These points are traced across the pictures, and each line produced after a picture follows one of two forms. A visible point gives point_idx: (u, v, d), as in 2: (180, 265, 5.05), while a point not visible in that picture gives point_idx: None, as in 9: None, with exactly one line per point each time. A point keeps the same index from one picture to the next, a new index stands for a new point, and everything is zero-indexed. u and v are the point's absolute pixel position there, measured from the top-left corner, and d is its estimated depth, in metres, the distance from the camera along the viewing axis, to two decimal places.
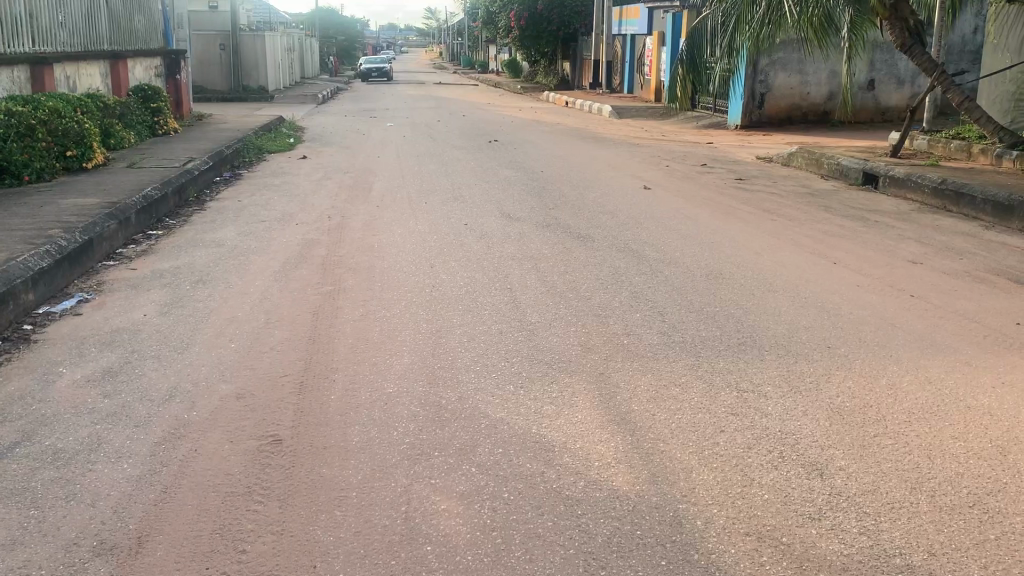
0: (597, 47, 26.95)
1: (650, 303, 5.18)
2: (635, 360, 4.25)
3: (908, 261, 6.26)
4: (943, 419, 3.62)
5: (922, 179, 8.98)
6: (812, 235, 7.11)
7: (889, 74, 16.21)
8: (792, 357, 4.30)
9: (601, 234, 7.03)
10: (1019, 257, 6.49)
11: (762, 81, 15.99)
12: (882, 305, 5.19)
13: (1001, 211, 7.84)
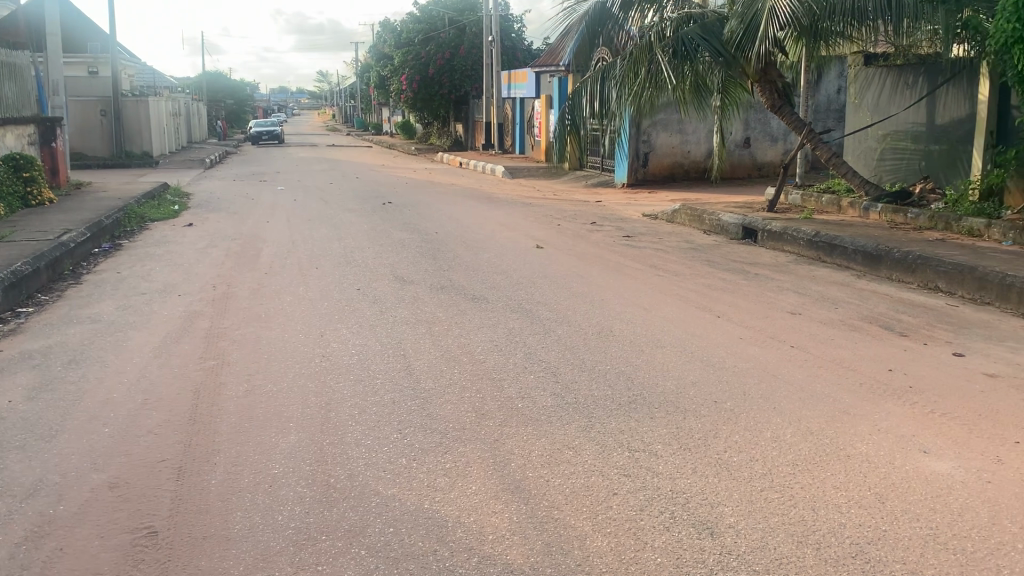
0: (487, 109, 27.49)
1: (543, 364, 5.19)
2: (529, 424, 4.23)
3: (787, 312, 6.51)
4: (825, 469, 3.73)
5: (797, 232, 9.42)
6: (698, 289, 7.33)
7: (763, 133, 17.10)
8: (682, 414, 4.36)
9: (496, 295, 7.05)
10: (890, 305, 6.84)
11: (645, 141, 16.58)
12: (764, 356, 5.36)
13: (872, 260, 8.28)
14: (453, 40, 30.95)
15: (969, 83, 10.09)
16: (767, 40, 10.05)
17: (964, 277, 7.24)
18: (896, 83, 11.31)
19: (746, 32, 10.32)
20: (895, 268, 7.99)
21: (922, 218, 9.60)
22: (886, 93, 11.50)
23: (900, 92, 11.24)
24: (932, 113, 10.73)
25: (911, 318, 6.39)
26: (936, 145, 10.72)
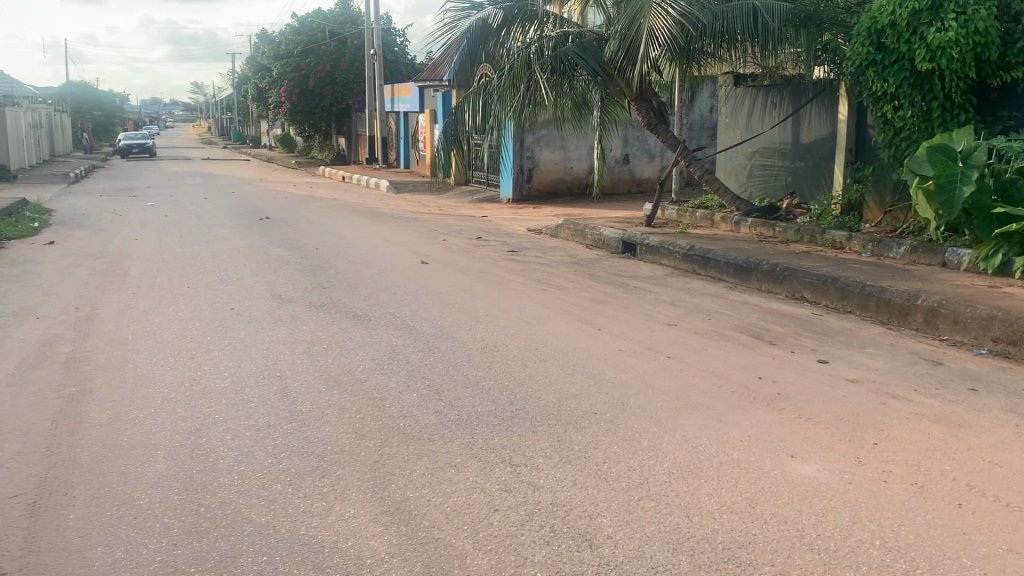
0: (370, 123, 27.24)
1: (425, 382, 5.14)
2: (410, 444, 4.17)
3: (665, 324, 6.69)
4: (700, 476, 3.84)
5: (673, 246, 9.73)
6: (580, 303, 7.44)
7: (641, 150, 17.60)
8: (563, 427, 4.40)
9: (377, 312, 6.96)
10: (759, 315, 7.14)
11: (529, 157, 16.79)
12: (642, 367, 5.48)
13: (743, 273, 8.62)
14: (334, 53, 30.53)
15: (828, 106, 10.64)
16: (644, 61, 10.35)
17: (827, 287, 7.64)
18: (763, 103, 11.86)
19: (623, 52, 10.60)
20: (764, 279, 8.35)
21: (788, 232, 10.08)
22: (755, 113, 12.05)
23: (768, 112, 11.80)
24: (797, 133, 11.28)
25: (779, 327, 6.68)
26: (801, 162, 11.27)
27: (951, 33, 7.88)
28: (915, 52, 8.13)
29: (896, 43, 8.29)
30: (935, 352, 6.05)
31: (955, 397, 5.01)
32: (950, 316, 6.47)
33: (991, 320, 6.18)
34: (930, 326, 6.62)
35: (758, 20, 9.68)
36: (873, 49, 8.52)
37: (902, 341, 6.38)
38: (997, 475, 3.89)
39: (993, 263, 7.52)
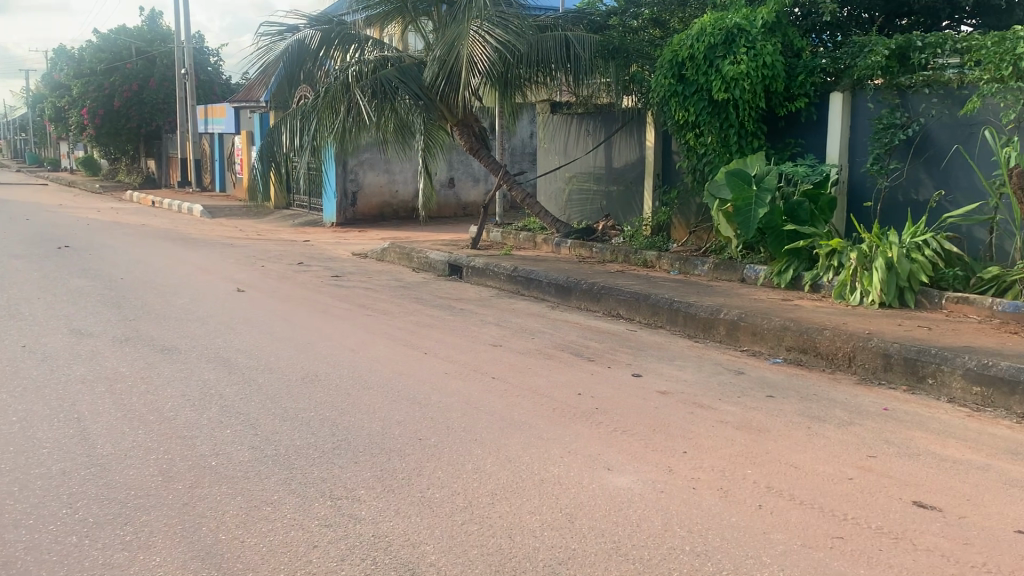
0: (182, 145, 26.01)
1: (241, 416, 4.93)
2: (224, 483, 3.97)
3: (488, 345, 6.77)
4: (522, 495, 3.89)
5: (497, 268, 9.90)
6: (404, 327, 7.40)
7: (465, 173, 17.81)
8: (385, 455, 4.34)
9: (190, 344, 6.60)
10: (579, 333, 7.38)
11: (353, 180, 16.60)
12: (466, 390, 5.51)
13: (564, 292, 8.89)
14: (141, 72, 28.97)
15: (637, 133, 11.19)
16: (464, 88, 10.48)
17: (640, 304, 8.00)
18: (579, 128, 12.32)
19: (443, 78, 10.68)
20: (583, 298, 8.64)
21: (605, 252, 10.50)
22: (572, 139, 12.52)
23: (583, 137, 12.27)
24: (609, 158, 11.79)
25: (597, 344, 6.93)
26: (614, 186, 11.79)
27: (743, 66, 8.48)
28: (712, 83, 8.73)
29: (696, 74, 8.87)
30: (737, 362, 6.48)
31: (754, 404, 5.37)
32: (750, 328, 6.95)
33: (785, 331, 6.69)
34: (732, 338, 7.09)
35: (570, 51, 10.15)
36: (674, 80, 9.11)
37: (709, 353, 6.78)
38: (792, 476, 4.20)
39: (785, 277, 8.25)
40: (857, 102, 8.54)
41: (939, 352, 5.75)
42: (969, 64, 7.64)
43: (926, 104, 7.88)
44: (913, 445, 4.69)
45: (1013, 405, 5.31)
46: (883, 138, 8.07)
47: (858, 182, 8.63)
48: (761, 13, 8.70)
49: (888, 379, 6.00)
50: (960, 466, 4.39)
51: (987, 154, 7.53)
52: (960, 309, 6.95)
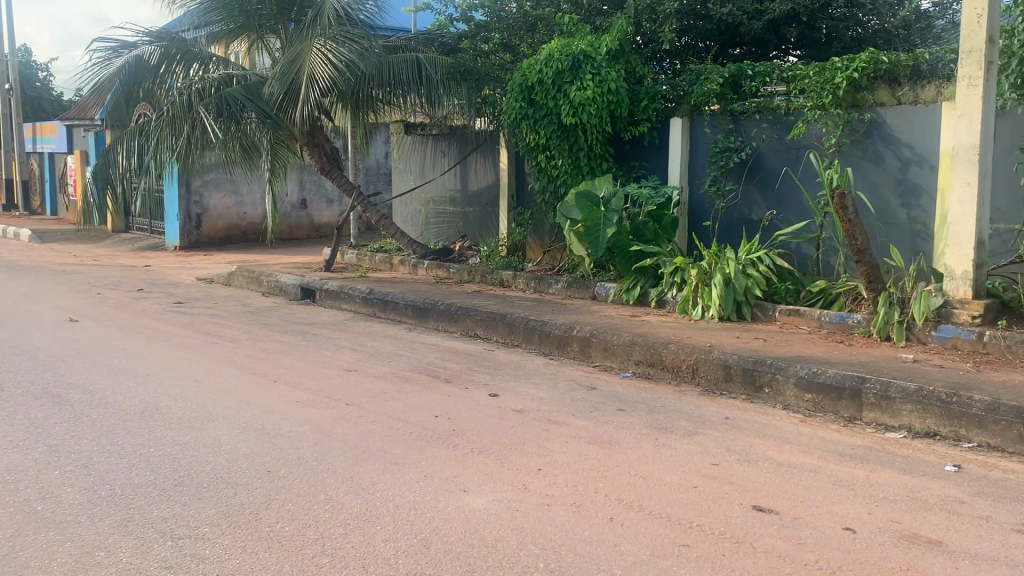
0: (7, 166, 24.22)
1: (72, 456, 4.60)
2: (51, 529, 3.69)
3: (342, 370, 6.64)
4: (375, 523, 3.82)
5: (351, 291, 9.76)
6: (254, 354, 7.15)
7: (317, 194, 17.48)
8: (232, 490, 4.16)
9: (14, 380, 6.12)
10: (435, 354, 7.36)
11: (197, 202, 15.97)
12: (318, 417, 5.37)
13: (420, 314, 8.86)
14: None
15: (491, 155, 11.34)
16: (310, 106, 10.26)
17: (496, 324, 8.08)
18: (434, 150, 12.37)
19: (286, 96, 10.46)
20: (440, 319, 8.64)
21: (462, 273, 10.54)
22: (426, 160, 12.56)
23: (439, 159, 12.31)
24: (465, 179, 11.88)
25: (453, 365, 6.93)
26: (470, 208, 11.88)
27: (589, 91, 8.76)
28: (561, 108, 8.99)
29: (545, 98, 9.09)
30: (590, 378, 6.64)
31: (605, 418, 5.51)
32: (601, 345, 7.15)
33: (633, 346, 6.93)
34: (586, 354, 7.27)
35: (423, 72, 10.12)
36: (525, 104, 9.30)
37: (563, 369, 6.91)
38: (641, 487, 4.33)
39: (633, 294, 8.55)
40: (695, 126, 9.00)
41: (774, 362, 6.12)
42: (793, 91, 8.10)
43: (757, 129, 8.43)
44: (753, 452, 4.95)
45: (840, 409, 5.71)
46: (720, 161, 8.61)
47: (698, 203, 9.09)
48: (605, 41, 9.00)
49: (728, 389, 6.32)
50: (793, 469, 4.67)
51: (811, 175, 8.10)
52: (792, 321, 7.41)
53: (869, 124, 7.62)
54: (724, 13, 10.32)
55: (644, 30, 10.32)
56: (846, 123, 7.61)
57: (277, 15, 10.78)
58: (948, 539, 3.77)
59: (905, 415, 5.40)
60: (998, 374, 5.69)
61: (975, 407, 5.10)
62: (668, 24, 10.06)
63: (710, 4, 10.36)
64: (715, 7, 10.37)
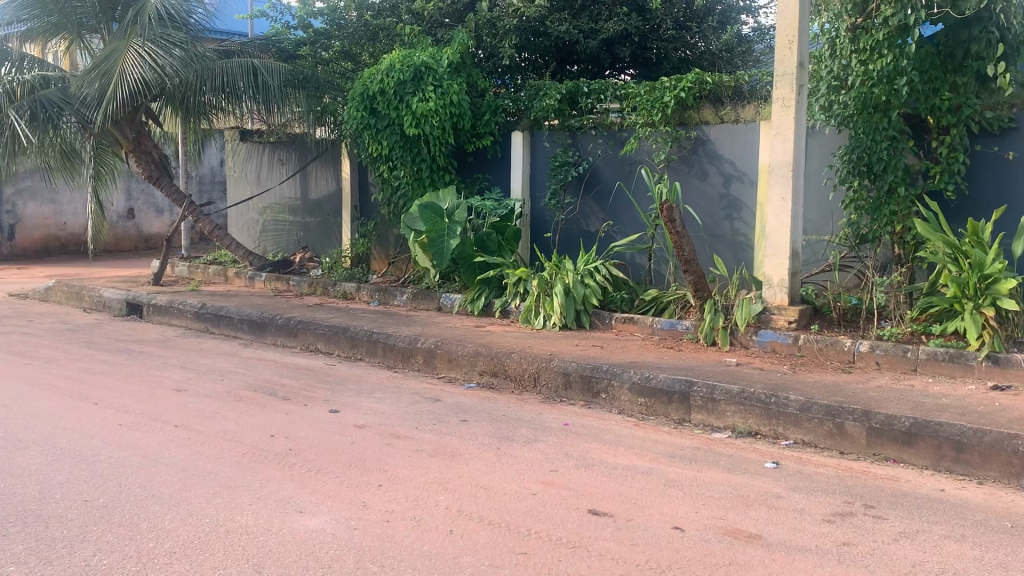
0: None
1: None
2: None
3: (171, 390, 6.31)
4: (203, 550, 3.65)
5: (183, 305, 9.31)
6: (72, 375, 6.67)
7: (146, 203, 16.58)
8: (43, 523, 3.86)
9: None
10: (273, 370, 7.13)
11: (9, 212, 14.77)
12: (142, 441, 5.08)
13: (257, 328, 8.57)
14: None
15: (332, 164, 11.15)
16: (118, 101, 9.47)
17: (338, 337, 7.93)
18: (271, 158, 12.02)
19: (95, 95, 9.51)
20: (279, 333, 8.39)
21: (302, 285, 10.29)
22: (263, 170, 12.20)
23: (277, 167, 11.98)
24: (305, 189, 11.61)
25: (292, 381, 6.73)
26: (311, 218, 11.61)
27: (431, 103, 8.77)
28: (403, 118, 8.92)
29: (387, 109, 9.00)
30: (434, 390, 6.62)
31: (447, 430, 5.52)
32: (445, 356, 7.16)
33: (477, 356, 6.98)
34: (429, 366, 7.26)
35: (258, 78, 9.79)
36: (366, 114, 9.13)
37: (406, 382, 6.87)
38: (481, 497, 4.36)
39: (477, 305, 8.61)
40: (535, 140, 9.21)
41: (609, 369, 6.33)
42: (627, 108, 8.42)
43: (593, 144, 8.73)
44: (590, 457, 5.09)
45: (671, 412, 5.98)
46: (559, 174, 8.86)
47: (539, 215, 9.30)
48: (447, 53, 9.02)
49: (567, 396, 6.47)
50: (628, 472, 4.84)
51: (643, 189, 8.47)
52: (627, 328, 7.69)
53: (695, 141, 8.06)
54: (561, 32, 10.63)
55: (484, 44, 10.51)
56: (674, 139, 8.02)
57: (99, 14, 10.14)
58: (767, 532, 4.02)
59: (729, 416, 5.71)
60: (811, 374, 6.14)
61: (791, 406, 5.47)
62: (508, 39, 10.33)
63: (548, 22, 10.64)
64: (553, 25, 10.65)
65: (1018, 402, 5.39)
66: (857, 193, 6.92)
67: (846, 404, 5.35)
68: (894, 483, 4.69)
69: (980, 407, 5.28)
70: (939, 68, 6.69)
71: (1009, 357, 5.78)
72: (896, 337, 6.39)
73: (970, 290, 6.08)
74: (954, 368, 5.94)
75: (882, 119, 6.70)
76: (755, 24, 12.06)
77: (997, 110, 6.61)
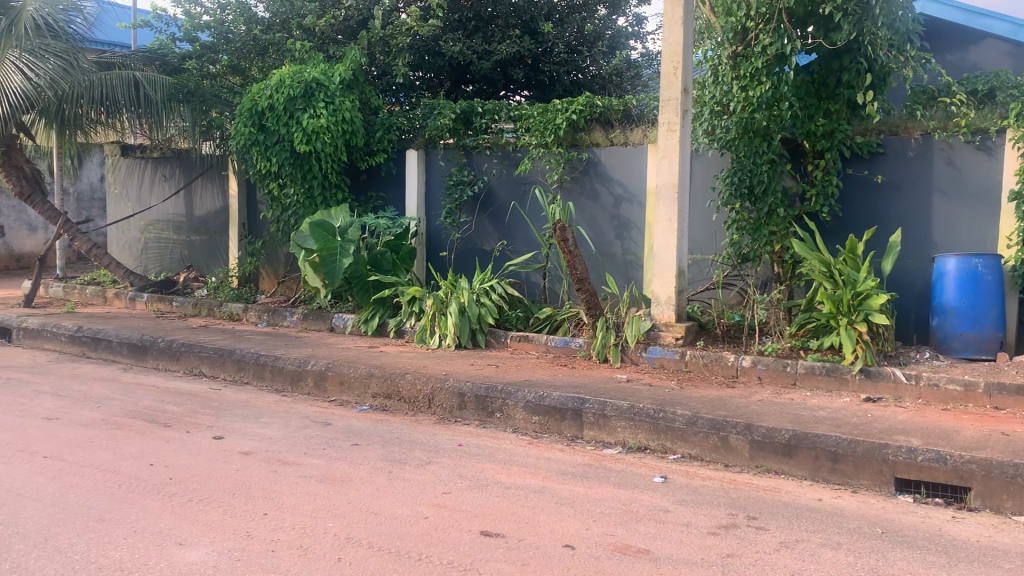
0: None
1: None
2: None
3: (41, 418, 5.96)
4: None
5: (57, 328, 8.85)
6: None
7: (18, 221, 15.70)
8: None
9: None
10: (155, 395, 6.84)
11: None
12: (8, 474, 4.78)
13: (138, 352, 8.21)
14: None
15: (219, 181, 10.84)
16: None
17: (224, 360, 7.68)
18: (154, 174, 11.60)
19: None
20: (161, 357, 8.06)
21: (186, 306, 9.94)
22: (144, 186, 11.75)
23: (159, 183, 11.56)
24: (190, 206, 11.25)
25: (174, 407, 6.46)
26: (196, 236, 11.24)
27: (323, 120, 8.65)
28: (293, 135, 8.76)
29: (276, 125, 8.82)
30: (324, 413, 6.48)
31: (337, 454, 5.40)
32: (336, 378, 7.03)
33: (369, 378, 6.88)
34: (320, 389, 7.12)
35: (140, 92, 9.51)
36: (255, 129, 8.94)
37: (296, 406, 6.71)
38: (371, 523, 4.28)
39: (371, 325, 8.51)
40: (430, 158, 9.19)
41: (504, 388, 6.35)
42: (520, 129, 8.52)
43: (488, 164, 8.79)
44: (483, 477, 5.08)
45: (564, 429, 6.04)
46: (454, 194, 8.86)
47: (435, 233, 9.27)
48: (339, 70, 8.93)
49: (462, 416, 6.45)
50: (521, 491, 4.85)
51: (536, 209, 8.58)
52: (522, 346, 7.74)
53: (587, 162, 8.23)
54: (455, 52, 10.64)
55: (377, 62, 10.47)
56: (566, 161, 8.17)
57: None
58: (654, 546, 4.09)
59: (620, 432, 5.81)
60: (697, 390, 6.32)
61: (678, 421, 5.61)
62: (401, 58, 10.29)
63: (441, 42, 10.65)
64: (446, 45, 10.66)
65: (887, 412, 5.69)
66: (740, 214, 7.21)
67: (730, 418, 5.52)
68: (775, 493, 4.86)
69: (854, 418, 5.54)
70: (814, 96, 7.00)
71: (879, 370, 6.11)
72: (776, 351, 6.65)
73: (845, 307, 6.36)
74: (830, 382, 6.23)
75: (761, 143, 6.99)
76: (642, 50, 12.42)
77: (866, 136, 7.04)
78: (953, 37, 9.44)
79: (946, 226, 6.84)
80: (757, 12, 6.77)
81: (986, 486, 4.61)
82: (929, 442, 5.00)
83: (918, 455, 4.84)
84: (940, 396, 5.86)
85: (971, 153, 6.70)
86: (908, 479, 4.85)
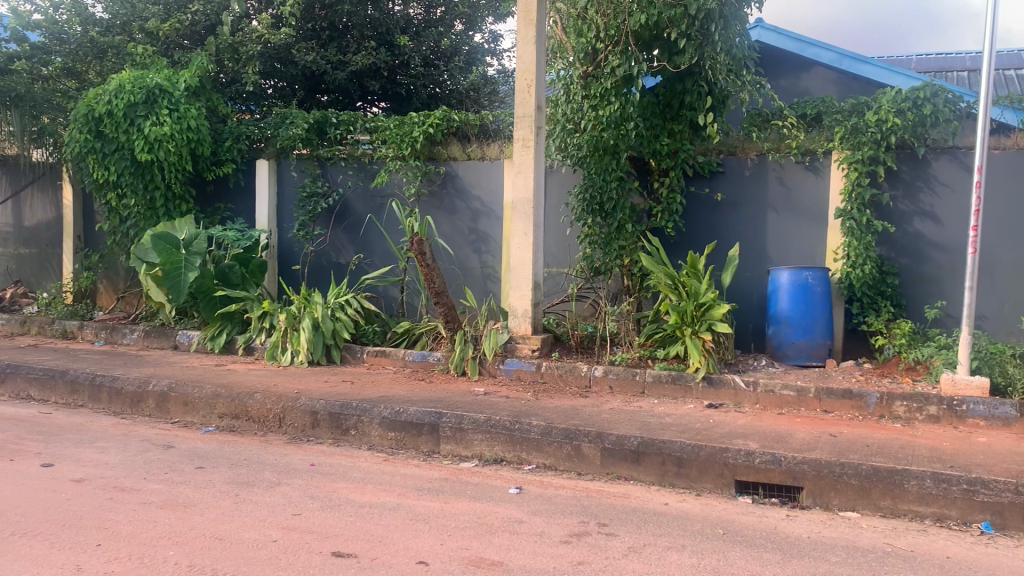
0: None
1: None
2: None
3: None
4: None
5: None
6: None
7: None
8: None
9: None
10: None
11: None
12: None
13: None
14: None
15: (52, 191, 10.17)
16: None
17: (55, 382, 7.18)
18: None
19: None
20: None
21: (13, 324, 9.24)
22: None
23: None
24: (19, 216, 10.49)
25: None
26: (25, 248, 10.50)
27: (166, 128, 8.26)
28: (134, 143, 8.33)
29: (115, 132, 8.36)
30: (167, 436, 6.16)
31: (179, 479, 5.15)
32: (180, 399, 6.71)
33: (216, 398, 6.61)
34: (162, 411, 6.77)
35: None
36: (91, 136, 8.41)
37: (135, 429, 6.35)
38: (216, 549, 4.10)
39: (218, 341, 8.19)
40: (282, 169, 8.97)
41: (359, 405, 6.25)
42: (377, 141, 8.44)
43: (343, 176, 8.67)
44: (335, 497, 4.97)
45: (420, 444, 6.00)
46: (307, 206, 8.65)
47: (287, 246, 9.05)
48: (184, 77, 8.57)
49: (315, 435, 6.30)
50: (374, 509, 4.79)
51: (393, 221, 8.55)
52: (378, 361, 7.64)
53: (444, 176, 8.27)
54: (308, 61, 10.50)
55: (226, 69, 10.10)
56: (423, 174, 8.17)
57: None
58: (508, 558, 4.12)
59: (476, 445, 5.83)
60: (551, 400, 6.43)
61: (533, 432, 5.70)
62: (251, 65, 9.93)
63: (294, 50, 10.46)
64: (299, 54, 10.48)
65: (728, 417, 5.99)
66: (591, 229, 7.42)
67: (581, 427, 5.66)
68: (624, 500, 5.01)
69: (697, 424, 5.79)
70: (659, 116, 7.30)
71: (721, 378, 6.41)
72: (626, 361, 6.89)
73: (689, 318, 6.64)
74: (676, 390, 6.49)
75: (610, 160, 7.22)
76: (499, 66, 12.61)
77: (707, 155, 7.42)
78: (786, 65, 10.12)
79: (780, 241, 7.29)
80: (606, 35, 7.05)
81: (816, 485, 4.91)
82: (766, 445, 5.29)
83: (755, 458, 5.10)
84: (776, 401, 6.22)
85: (801, 172, 7.18)
86: (747, 481, 5.11)
